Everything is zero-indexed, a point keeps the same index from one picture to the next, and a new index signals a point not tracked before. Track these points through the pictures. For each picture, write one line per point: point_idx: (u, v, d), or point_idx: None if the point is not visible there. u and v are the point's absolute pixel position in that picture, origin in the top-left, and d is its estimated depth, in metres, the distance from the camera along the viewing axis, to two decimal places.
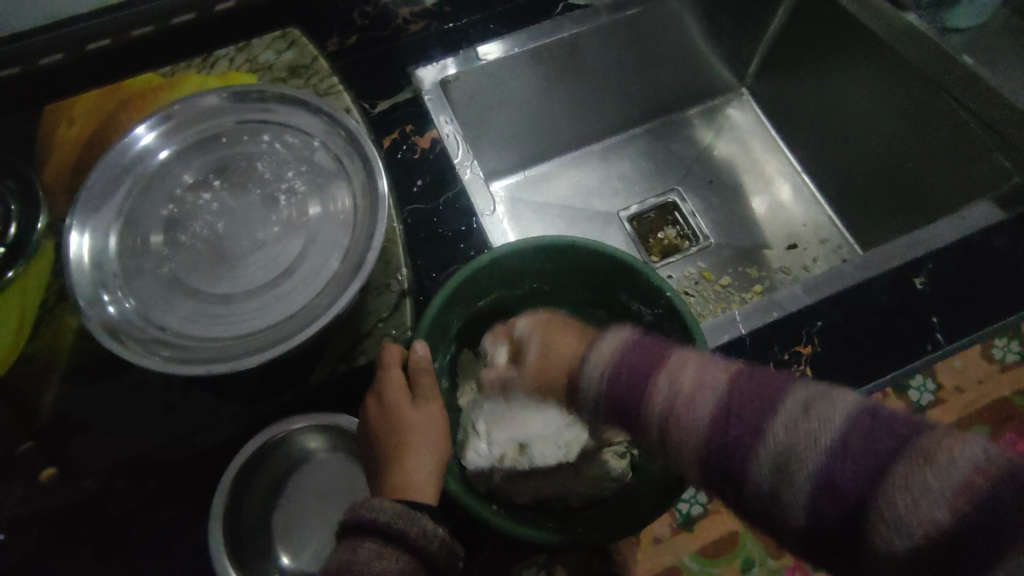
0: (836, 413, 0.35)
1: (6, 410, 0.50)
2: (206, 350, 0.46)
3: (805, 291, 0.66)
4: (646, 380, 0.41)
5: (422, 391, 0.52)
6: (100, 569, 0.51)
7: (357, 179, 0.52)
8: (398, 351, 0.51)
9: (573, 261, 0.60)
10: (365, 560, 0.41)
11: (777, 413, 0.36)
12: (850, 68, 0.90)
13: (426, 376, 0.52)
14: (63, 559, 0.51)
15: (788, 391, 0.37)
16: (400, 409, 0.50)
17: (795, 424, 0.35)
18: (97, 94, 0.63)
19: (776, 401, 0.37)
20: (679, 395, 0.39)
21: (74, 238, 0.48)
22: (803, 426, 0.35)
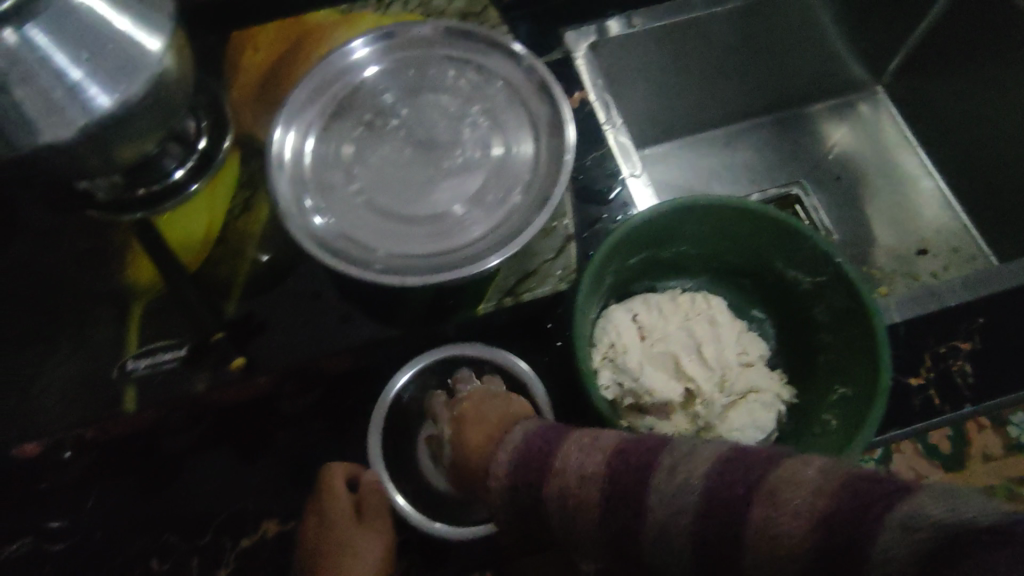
0: (517, 435, 0.46)
1: (187, 309, 0.52)
2: (398, 265, 0.48)
3: (965, 285, 0.63)
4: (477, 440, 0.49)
5: (368, 512, 0.53)
6: (248, 470, 0.54)
7: (539, 120, 0.54)
8: (340, 469, 0.53)
9: (731, 226, 0.57)
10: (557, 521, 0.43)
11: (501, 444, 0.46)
12: (1003, 74, 0.87)
13: (376, 497, 0.53)
14: (213, 455, 0.54)
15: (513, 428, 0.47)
16: (341, 537, 0.52)
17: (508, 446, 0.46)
18: (282, 26, 0.67)
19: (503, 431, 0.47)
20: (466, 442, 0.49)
21: (277, 147, 0.51)
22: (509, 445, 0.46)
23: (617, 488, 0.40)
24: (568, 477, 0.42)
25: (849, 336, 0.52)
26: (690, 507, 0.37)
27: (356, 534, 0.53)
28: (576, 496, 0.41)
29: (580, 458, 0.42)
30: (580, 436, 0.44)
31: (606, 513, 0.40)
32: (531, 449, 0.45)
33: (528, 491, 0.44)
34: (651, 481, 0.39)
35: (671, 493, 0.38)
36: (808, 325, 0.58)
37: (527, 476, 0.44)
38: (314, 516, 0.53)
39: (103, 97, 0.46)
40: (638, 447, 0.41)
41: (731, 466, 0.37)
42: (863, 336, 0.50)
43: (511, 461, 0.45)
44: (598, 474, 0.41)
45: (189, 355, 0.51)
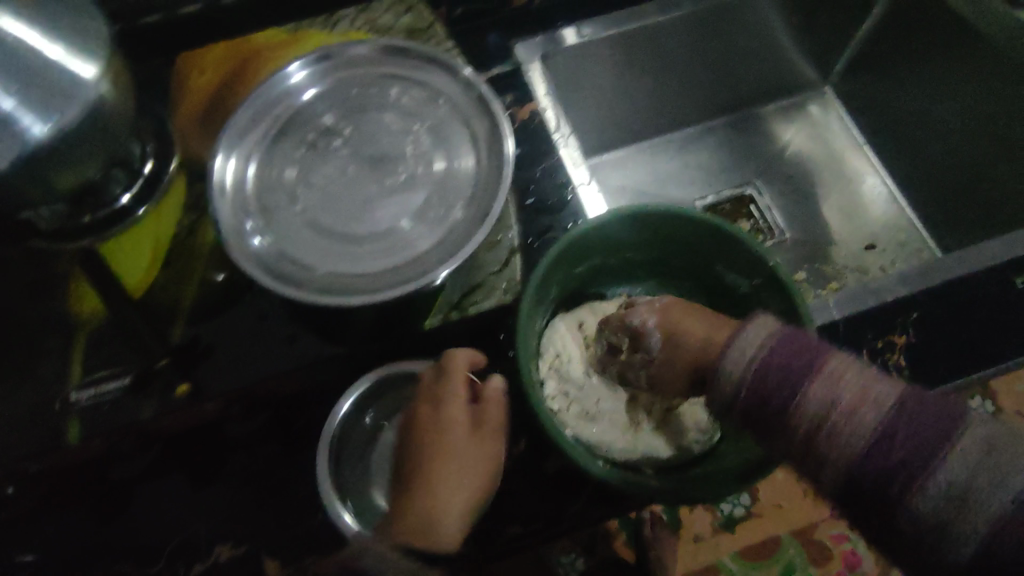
0: (762, 332, 0.46)
1: (125, 340, 0.53)
2: (341, 285, 0.49)
3: (900, 281, 0.65)
4: (773, 371, 0.44)
5: (491, 419, 0.53)
6: (197, 496, 0.54)
7: (480, 136, 0.55)
8: (467, 358, 0.53)
9: (671, 233, 0.59)
10: (819, 446, 0.42)
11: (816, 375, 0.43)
12: (941, 77, 0.90)
13: (495, 408, 0.53)
14: (161, 483, 0.53)
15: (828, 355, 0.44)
16: (459, 443, 0.51)
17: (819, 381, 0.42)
18: (228, 46, 0.66)
19: (816, 364, 0.43)
20: (749, 354, 0.45)
21: (218, 172, 0.51)
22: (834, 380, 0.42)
23: (894, 447, 0.39)
24: (829, 398, 0.42)
25: None
26: (885, 433, 0.40)
27: (467, 442, 0.52)
28: (836, 425, 0.41)
29: (851, 386, 0.42)
30: (857, 365, 0.44)
31: (878, 445, 0.40)
32: (782, 358, 0.44)
33: (777, 393, 0.43)
34: (945, 451, 0.38)
35: (940, 474, 0.38)
36: None
37: (779, 381, 0.44)
38: (430, 405, 0.52)
39: (37, 127, 0.46)
40: (932, 400, 0.41)
41: (914, 412, 0.40)
42: None
43: (762, 357, 0.45)
44: (879, 407, 0.41)
45: (132, 383, 0.52)
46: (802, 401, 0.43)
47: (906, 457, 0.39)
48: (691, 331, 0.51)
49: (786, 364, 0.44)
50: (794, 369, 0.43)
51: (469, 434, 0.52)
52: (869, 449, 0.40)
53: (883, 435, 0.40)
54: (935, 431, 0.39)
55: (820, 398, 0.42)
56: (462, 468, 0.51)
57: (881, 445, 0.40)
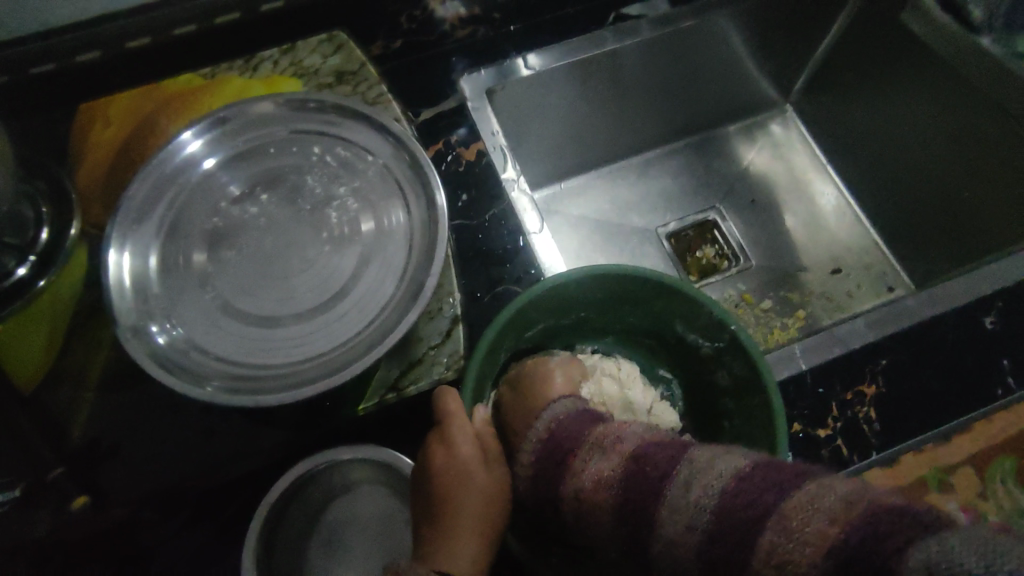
0: (546, 429, 0.49)
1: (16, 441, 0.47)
2: (256, 380, 0.43)
3: (869, 326, 0.62)
4: (563, 462, 0.46)
5: (489, 450, 0.50)
6: None
7: (413, 196, 0.50)
8: (457, 396, 0.48)
9: (628, 290, 0.56)
10: (579, 515, 0.44)
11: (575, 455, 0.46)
12: (902, 95, 0.87)
13: (490, 439, 0.50)
14: None
15: (585, 438, 0.47)
16: (469, 473, 0.47)
17: (580, 467, 0.45)
18: (135, 94, 0.60)
19: (577, 446, 0.47)
20: (534, 450, 0.49)
21: (114, 254, 0.46)
22: (586, 465, 0.45)
23: (629, 507, 0.41)
24: (583, 479, 0.44)
25: (751, 405, 0.50)
26: (614, 503, 0.41)
27: (479, 473, 0.48)
28: (587, 501, 0.43)
29: (591, 473, 0.44)
30: (602, 436, 0.46)
31: (620, 513, 0.41)
32: (553, 450, 0.48)
33: (546, 482, 0.47)
34: (664, 491, 0.39)
35: (674, 525, 0.38)
36: (715, 389, 0.57)
37: (550, 471, 0.47)
38: (439, 440, 0.48)
39: None
40: (659, 448, 0.43)
41: (638, 466, 0.42)
42: (763, 408, 0.49)
43: (538, 454, 0.48)
44: (609, 483, 0.42)
45: (22, 496, 0.45)
46: (562, 482, 0.46)
47: (643, 509, 0.40)
48: (514, 414, 0.52)
49: (558, 451, 0.47)
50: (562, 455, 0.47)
51: (480, 461, 0.48)
52: (615, 514, 0.41)
53: (621, 499, 0.41)
54: (660, 475, 0.40)
55: (577, 480, 0.44)
56: (479, 502, 0.47)
57: (625, 512, 0.41)
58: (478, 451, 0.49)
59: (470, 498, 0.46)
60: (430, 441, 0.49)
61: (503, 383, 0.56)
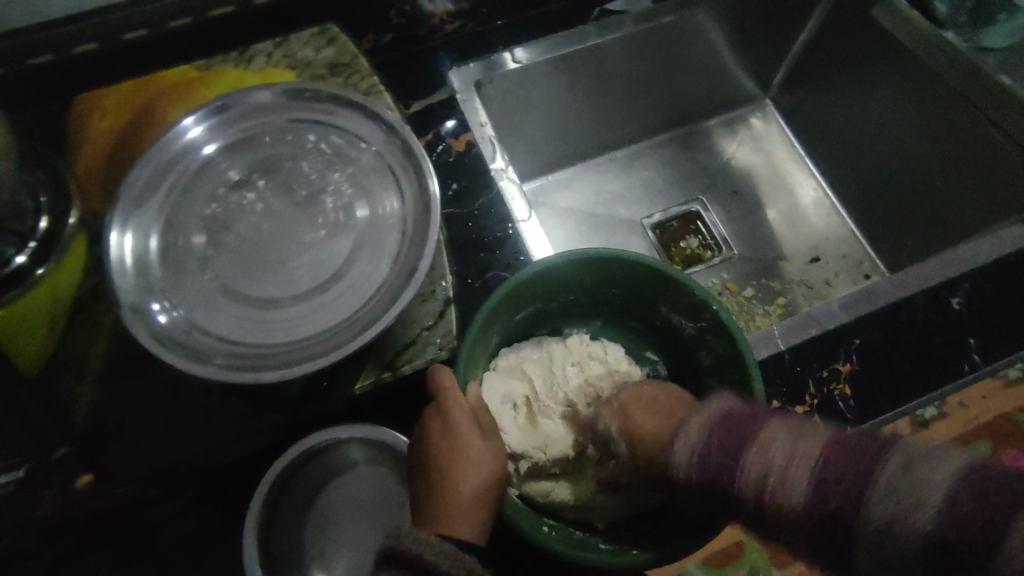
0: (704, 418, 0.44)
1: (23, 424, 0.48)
2: (256, 357, 0.45)
3: (842, 307, 0.65)
4: (739, 452, 0.41)
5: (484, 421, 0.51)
6: None
7: (405, 181, 0.51)
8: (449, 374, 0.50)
9: (614, 274, 0.58)
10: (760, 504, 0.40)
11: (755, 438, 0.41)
12: (875, 89, 0.90)
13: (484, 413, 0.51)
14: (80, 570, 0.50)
15: (762, 424, 0.42)
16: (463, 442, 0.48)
17: (765, 450, 0.40)
18: (130, 85, 0.61)
19: (752, 431, 0.41)
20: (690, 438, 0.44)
21: (115, 238, 0.47)
22: (770, 453, 0.40)
23: (832, 491, 0.37)
24: (772, 457, 0.39)
25: (732, 381, 0.53)
26: (818, 487, 0.37)
27: (474, 441, 0.49)
28: (776, 491, 0.39)
29: (779, 451, 0.39)
30: (790, 422, 0.41)
31: (820, 499, 0.37)
32: (726, 433, 0.42)
33: (716, 470, 0.41)
34: (877, 475, 0.36)
35: (885, 502, 0.35)
36: (698, 369, 0.60)
37: (721, 455, 0.41)
38: (433, 412, 0.50)
39: None
40: (855, 438, 0.39)
41: (842, 452, 0.38)
42: (743, 382, 0.51)
43: (704, 439, 0.43)
44: (808, 463, 0.38)
45: (27, 476, 0.47)
46: (740, 468, 0.40)
47: (851, 491, 0.36)
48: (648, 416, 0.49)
49: (729, 438, 0.42)
50: (738, 439, 0.41)
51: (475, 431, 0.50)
52: (812, 500, 0.37)
53: (822, 479, 0.37)
54: (866, 458, 0.37)
55: (762, 462, 0.39)
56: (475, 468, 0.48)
57: (840, 495, 0.37)
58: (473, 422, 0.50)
59: (464, 465, 0.48)
60: (425, 411, 0.51)
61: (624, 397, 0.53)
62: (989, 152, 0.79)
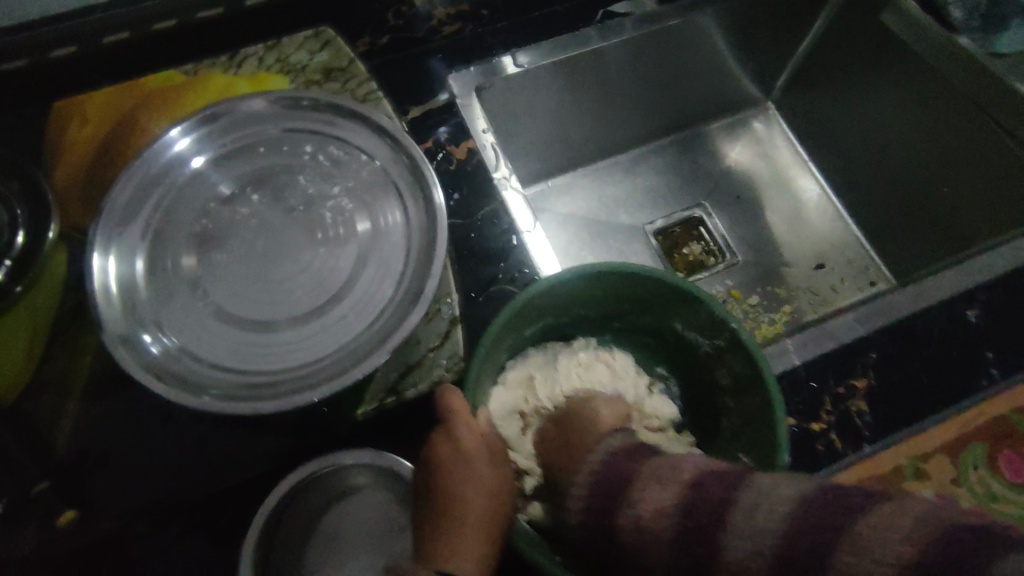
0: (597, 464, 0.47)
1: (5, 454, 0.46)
2: (251, 387, 0.42)
3: (858, 321, 0.63)
4: (614, 504, 0.43)
5: (495, 448, 0.49)
6: None
7: (409, 195, 0.49)
8: (462, 399, 0.46)
9: (627, 288, 0.56)
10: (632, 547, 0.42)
11: (633, 487, 0.43)
12: (882, 93, 0.89)
13: (496, 440, 0.50)
14: None
15: (637, 472, 0.44)
16: (474, 474, 0.47)
17: (643, 499, 0.42)
18: (115, 91, 0.58)
19: (630, 480, 0.44)
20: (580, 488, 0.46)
21: (98, 257, 0.44)
22: (645, 501, 0.42)
23: (693, 537, 0.39)
24: (642, 509, 0.41)
25: (751, 402, 0.51)
26: (672, 533, 0.40)
27: (483, 472, 0.48)
28: (649, 537, 0.41)
29: (652, 502, 0.41)
30: (663, 466, 0.44)
31: (677, 547, 0.39)
32: (612, 481, 0.45)
33: (600, 521, 0.43)
34: (725, 520, 0.38)
35: (742, 544, 0.37)
36: (714, 386, 0.57)
37: (602, 500, 0.44)
38: (446, 440, 0.47)
39: None
40: (717, 477, 0.41)
41: (695, 497, 0.40)
42: (762, 404, 0.49)
43: (591, 487, 0.45)
44: (668, 508, 0.40)
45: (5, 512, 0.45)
46: (615, 517, 0.43)
47: (705, 535, 0.38)
48: (561, 448, 0.51)
49: (613, 485, 0.44)
50: (619, 487, 0.44)
51: (486, 462, 0.48)
52: (675, 542, 0.40)
53: (682, 527, 0.39)
54: (720, 503, 0.39)
55: (640, 511, 0.41)
56: (484, 501, 0.47)
57: (693, 539, 0.39)
58: (484, 452, 0.48)
59: (473, 497, 0.46)
60: (435, 437, 0.48)
61: (548, 418, 0.55)
62: (998, 157, 0.78)
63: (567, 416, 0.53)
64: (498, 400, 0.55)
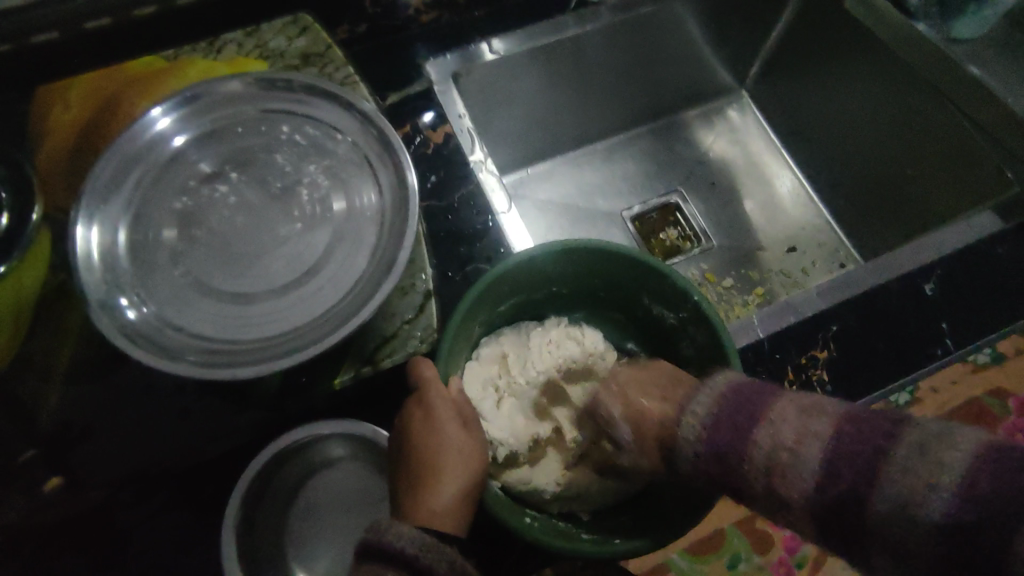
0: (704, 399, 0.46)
1: None
2: (230, 355, 0.43)
3: (820, 295, 0.66)
4: (747, 430, 0.42)
5: (466, 414, 0.51)
6: None
7: (383, 172, 0.50)
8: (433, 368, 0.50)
9: (597, 264, 0.58)
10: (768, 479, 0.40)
11: (773, 414, 0.42)
12: (850, 80, 0.91)
13: (467, 406, 0.51)
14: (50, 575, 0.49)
15: (777, 402, 0.43)
16: (444, 436, 0.48)
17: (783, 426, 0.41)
18: (96, 77, 0.59)
19: (767, 407, 0.43)
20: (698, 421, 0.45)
21: (81, 233, 0.45)
22: (795, 426, 0.41)
23: (841, 468, 0.38)
24: (782, 438, 0.41)
25: (712, 370, 0.53)
26: (825, 457, 0.38)
27: (456, 435, 0.49)
28: (785, 465, 0.40)
29: (790, 431, 0.40)
30: (800, 400, 0.42)
31: (827, 475, 0.38)
32: (735, 410, 0.44)
33: (724, 450, 0.43)
34: (885, 457, 0.37)
35: (895, 489, 0.35)
36: (680, 358, 0.60)
37: (727, 428, 0.43)
38: (417, 407, 0.49)
39: None
40: (872, 416, 0.39)
41: (851, 431, 0.39)
42: (723, 371, 0.51)
43: (711, 414, 0.44)
44: (817, 440, 0.39)
45: None
46: (746, 443, 0.42)
47: (869, 468, 0.37)
48: (644, 407, 0.50)
49: (737, 409, 0.43)
50: (742, 417, 0.43)
51: (458, 425, 0.50)
52: (822, 469, 0.38)
53: (831, 457, 0.38)
54: (881, 438, 0.38)
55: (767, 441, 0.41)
56: (457, 462, 0.48)
57: (846, 468, 0.38)
58: (456, 417, 0.50)
59: (445, 458, 0.48)
60: (407, 406, 0.50)
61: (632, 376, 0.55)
62: (958, 140, 0.81)
63: (645, 383, 0.53)
64: (472, 376, 0.58)
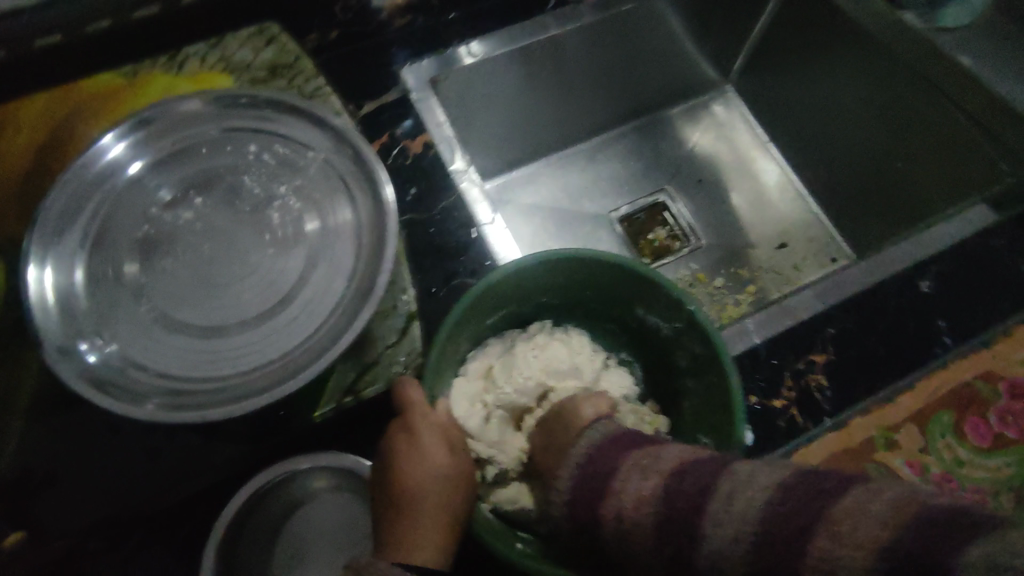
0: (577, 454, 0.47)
1: None
2: (200, 394, 0.41)
3: (815, 297, 0.64)
4: (599, 490, 0.43)
5: (451, 438, 0.49)
6: None
7: (358, 190, 0.48)
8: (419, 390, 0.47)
9: (586, 274, 0.56)
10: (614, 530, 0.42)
11: (622, 474, 0.43)
12: (835, 72, 0.90)
13: (453, 429, 0.49)
14: None
15: (625, 459, 0.44)
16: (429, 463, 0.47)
17: (631, 482, 0.42)
18: (46, 99, 0.55)
19: (618, 466, 0.44)
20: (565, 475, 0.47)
21: (34, 270, 0.42)
22: (637, 481, 0.42)
23: (672, 521, 0.39)
24: (623, 501, 0.42)
25: (709, 382, 0.51)
26: (655, 517, 0.40)
27: (439, 461, 0.47)
28: (631, 525, 0.41)
29: (632, 491, 0.42)
30: (646, 456, 0.43)
31: (659, 532, 0.40)
32: (593, 468, 0.45)
33: (580, 506, 0.44)
34: (707, 505, 0.38)
35: (721, 536, 0.37)
36: (676, 369, 0.58)
37: (586, 486, 0.44)
38: (400, 431, 0.47)
39: None
40: (700, 463, 0.41)
41: (678, 483, 0.40)
42: (721, 383, 0.49)
43: (574, 473, 0.46)
44: (648, 499, 0.41)
45: None
46: (599, 504, 0.43)
47: (696, 517, 0.38)
48: (537, 450, 0.52)
49: (599, 466, 0.45)
50: (599, 471, 0.44)
51: (443, 451, 0.48)
52: (656, 525, 0.40)
53: (663, 515, 0.40)
54: (703, 492, 0.39)
55: (619, 501, 0.42)
56: (441, 489, 0.46)
57: (668, 523, 0.39)
58: (440, 441, 0.48)
59: (429, 487, 0.46)
60: (390, 429, 0.48)
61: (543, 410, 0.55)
62: (946, 131, 0.80)
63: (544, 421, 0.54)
64: (460, 396, 0.55)
